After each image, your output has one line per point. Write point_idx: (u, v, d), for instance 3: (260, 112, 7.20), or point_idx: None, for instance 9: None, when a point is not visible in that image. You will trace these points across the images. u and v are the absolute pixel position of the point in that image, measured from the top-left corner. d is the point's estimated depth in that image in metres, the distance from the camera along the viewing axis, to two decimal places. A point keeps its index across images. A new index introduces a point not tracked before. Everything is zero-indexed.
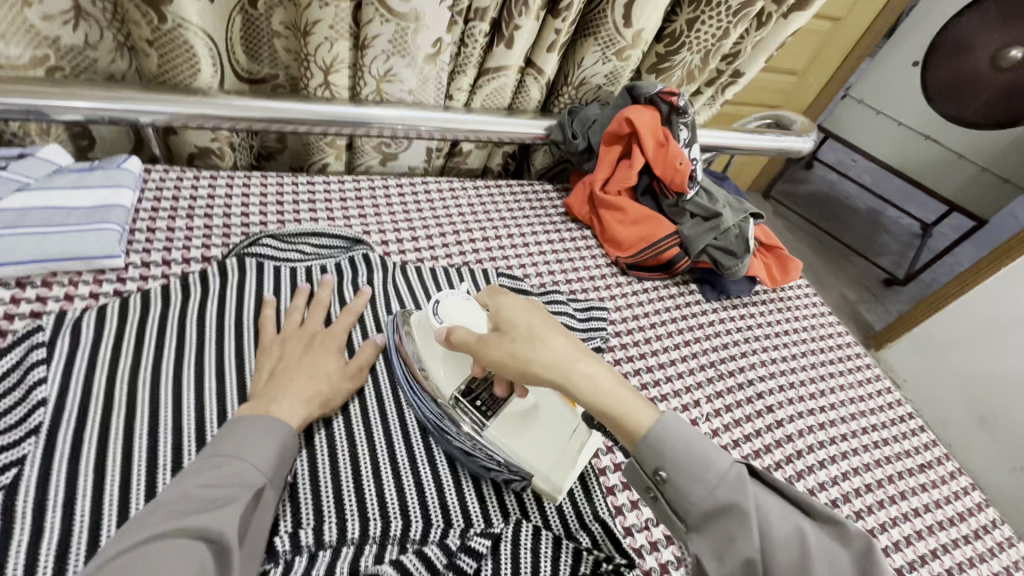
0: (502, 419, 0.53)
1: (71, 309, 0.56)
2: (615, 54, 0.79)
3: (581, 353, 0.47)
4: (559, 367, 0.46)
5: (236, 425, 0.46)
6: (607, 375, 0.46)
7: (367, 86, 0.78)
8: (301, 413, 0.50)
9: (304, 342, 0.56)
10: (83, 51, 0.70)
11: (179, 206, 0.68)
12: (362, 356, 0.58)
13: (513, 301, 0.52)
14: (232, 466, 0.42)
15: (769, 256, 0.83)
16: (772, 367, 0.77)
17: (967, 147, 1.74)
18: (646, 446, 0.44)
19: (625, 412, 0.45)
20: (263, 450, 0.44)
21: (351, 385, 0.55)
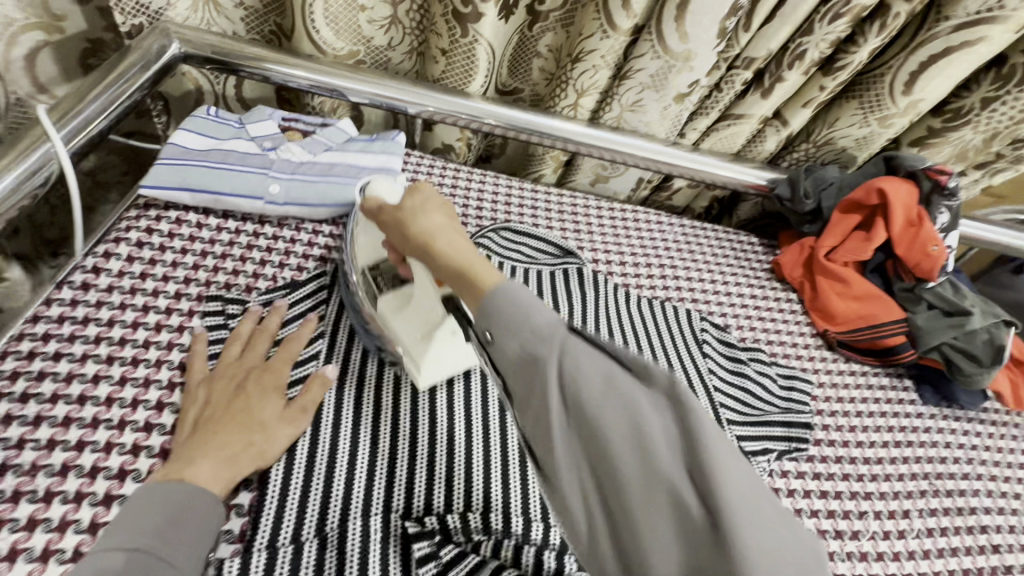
0: (392, 301, 0.53)
1: None
2: (878, 121, 0.74)
3: (455, 232, 0.44)
4: (427, 241, 0.43)
5: (141, 502, 0.41)
6: (468, 251, 0.42)
7: (610, 111, 0.81)
8: (223, 478, 0.44)
9: (236, 382, 0.51)
10: (384, 52, 0.84)
11: (431, 190, 0.78)
12: (308, 395, 0.51)
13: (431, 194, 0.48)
14: (137, 561, 0.38)
15: (1019, 374, 0.71)
16: (999, 500, 0.66)
17: None
18: (483, 307, 0.36)
19: (472, 267, 0.40)
20: (176, 538, 0.40)
21: (293, 431, 0.49)
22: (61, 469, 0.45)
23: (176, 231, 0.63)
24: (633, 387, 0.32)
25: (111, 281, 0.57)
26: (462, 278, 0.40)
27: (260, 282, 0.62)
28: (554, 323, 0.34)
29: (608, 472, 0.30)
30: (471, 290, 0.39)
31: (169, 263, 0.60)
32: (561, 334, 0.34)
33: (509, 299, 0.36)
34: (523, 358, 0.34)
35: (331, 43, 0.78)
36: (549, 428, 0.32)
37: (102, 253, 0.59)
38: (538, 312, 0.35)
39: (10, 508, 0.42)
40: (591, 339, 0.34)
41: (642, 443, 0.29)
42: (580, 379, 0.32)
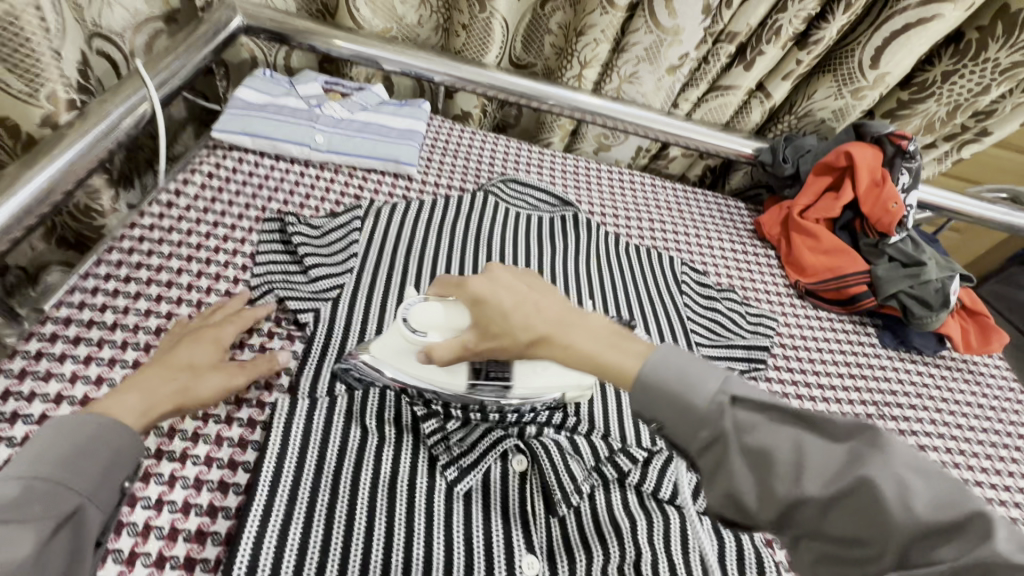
0: (523, 373, 0.53)
1: (377, 199, 0.78)
2: (851, 93, 0.83)
3: (576, 320, 0.45)
4: (549, 330, 0.44)
5: (52, 434, 0.43)
6: (602, 329, 0.44)
7: (610, 83, 0.92)
8: (138, 408, 0.48)
9: (179, 338, 0.56)
10: (414, 29, 0.96)
11: (450, 148, 0.90)
12: (251, 364, 0.56)
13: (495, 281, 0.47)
14: (35, 490, 0.40)
15: (969, 321, 0.80)
16: (942, 427, 0.74)
17: None
18: (640, 387, 0.40)
19: (613, 353, 0.42)
20: (80, 466, 0.42)
21: (239, 381, 0.54)
22: (155, 329, 0.59)
23: (238, 168, 0.76)
24: (820, 444, 0.36)
25: (189, 202, 0.71)
26: (605, 374, 0.42)
27: (304, 210, 0.74)
28: (715, 394, 0.38)
29: (818, 511, 0.34)
30: (623, 364, 0.42)
31: (233, 192, 0.73)
32: (722, 405, 0.38)
33: (665, 363, 0.40)
34: (705, 437, 0.38)
35: (369, 22, 0.91)
36: (736, 487, 0.37)
37: (181, 180, 0.73)
38: (704, 383, 0.39)
39: (121, 352, 0.56)
40: (751, 401, 0.38)
41: (864, 497, 0.33)
42: (766, 447, 0.36)
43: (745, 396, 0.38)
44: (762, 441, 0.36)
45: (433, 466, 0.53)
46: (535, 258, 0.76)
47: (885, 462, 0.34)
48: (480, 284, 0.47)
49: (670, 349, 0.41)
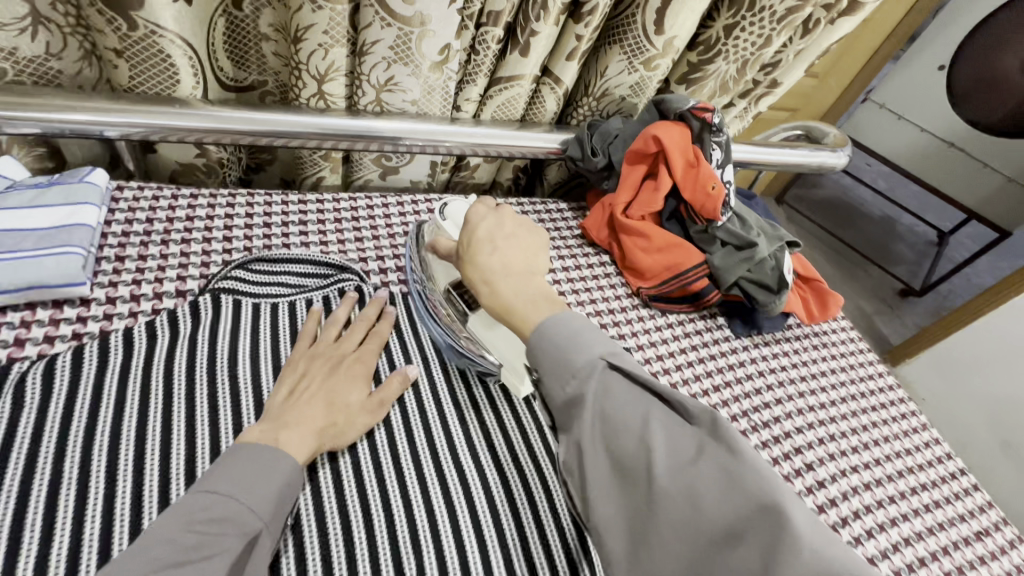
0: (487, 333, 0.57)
1: (22, 358, 0.49)
2: (642, 64, 0.71)
3: (535, 273, 0.49)
4: (494, 269, 0.48)
5: (235, 460, 0.44)
6: (544, 292, 0.47)
7: (365, 96, 0.70)
8: (307, 445, 0.48)
9: (330, 364, 0.55)
10: (45, 63, 0.62)
11: (155, 229, 0.62)
12: (387, 390, 0.56)
13: (488, 211, 0.54)
14: (227, 507, 0.40)
15: (807, 290, 0.75)
16: (810, 416, 0.71)
17: (971, 143, 1.85)
18: (531, 342, 0.43)
19: (546, 300, 0.46)
20: (261, 490, 0.42)
21: (369, 420, 0.54)
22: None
23: None
24: (681, 434, 0.38)
25: None
26: (507, 322, 0.46)
27: None
28: (595, 358, 0.41)
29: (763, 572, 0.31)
30: (531, 319, 0.45)
31: None
32: (704, 447, 0.37)
33: (614, 398, 0.39)
34: (568, 397, 0.41)
35: None
36: (668, 537, 0.35)
37: None
38: (651, 432, 0.37)
39: None
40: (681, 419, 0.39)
41: (771, 525, 0.32)
42: (618, 420, 0.39)
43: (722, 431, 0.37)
44: (605, 419, 0.39)
45: None
46: None
47: (748, 472, 0.34)
48: (477, 214, 0.53)
49: (610, 381, 0.40)
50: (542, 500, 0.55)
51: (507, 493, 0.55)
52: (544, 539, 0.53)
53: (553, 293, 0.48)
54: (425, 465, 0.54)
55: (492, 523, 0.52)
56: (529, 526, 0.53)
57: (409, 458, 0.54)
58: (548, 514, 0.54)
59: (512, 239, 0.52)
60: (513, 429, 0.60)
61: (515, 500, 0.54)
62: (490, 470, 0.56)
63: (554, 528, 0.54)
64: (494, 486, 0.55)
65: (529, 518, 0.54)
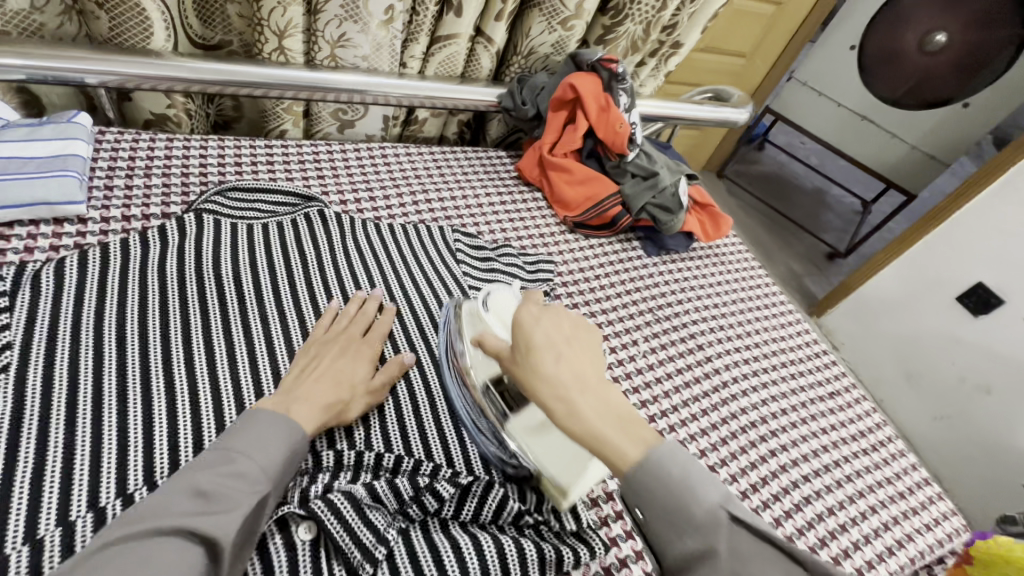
0: (542, 431, 0.53)
1: (32, 260, 0.58)
2: (560, 24, 0.84)
3: (604, 386, 0.44)
4: (563, 381, 0.43)
5: (251, 423, 0.47)
6: (615, 409, 0.43)
7: (321, 52, 0.80)
8: (316, 418, 0.50)
9: (339, 346, 0.58)
10: (29, 15, 0.70)
11: (137, 165, 0.71)
12: (387, 372, 0.59)
13: (539, 308, 0.49)
14: (238, 465, 0.43)
15: (702, 212, 0.90)
16: (704, 312, 0.85)
17: (879, 115, 2.07)
18: (630, 475, 0.41)
19: (628, 421, 0.43)
20: (271, 452, 0.45)
21: (371, 400, 0.56)
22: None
23: None
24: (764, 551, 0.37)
25: None
26: (593, 448, 0.41)
27: None
28: (716, 508, 0.40)
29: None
30: (620, 447, 0.41)
31: None
32: (721, 522, 0.39)
33: (660, 467, 0.41)
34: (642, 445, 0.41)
35: None
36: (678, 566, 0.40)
37: None
38: (689, 471, 0.41)
39: None
40: (750, 527, 0.38)
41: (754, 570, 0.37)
42: (694, 496, 0.40)
43: (745, 518, 0.39)
44: (664, 468, 0.41)
45: None
46: (283, 279, 0.65)
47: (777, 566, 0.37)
48: (527, 311, 0.48)
49: (742, 546, 0.38)
50: None
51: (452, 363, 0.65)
52: None
53: (632, 408, 0.44)
54: (382, 341, 0.64)
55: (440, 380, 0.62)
56: None
57: None
58: None
59: (571, 340, 0.47)
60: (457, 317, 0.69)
61: None
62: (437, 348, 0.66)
63: None
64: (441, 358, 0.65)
65: None
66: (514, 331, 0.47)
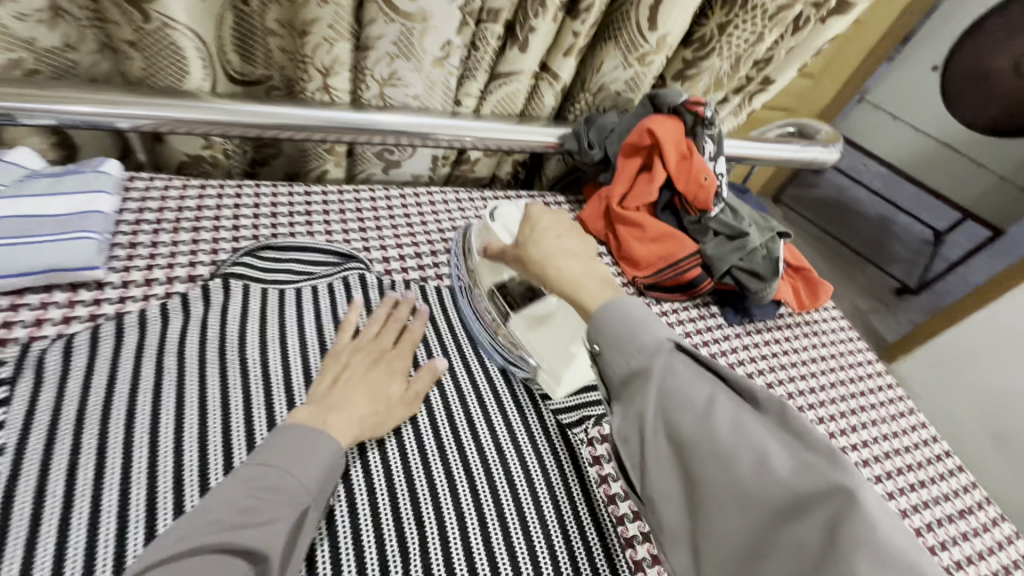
0: (575, 376, 0.63)
1: (41, 338, 0.51)
2: (637, 60, 0.74)
3: (583, 257, 0.56)
4: (545, 256, 0.56)
5: (286, 435, 0.47)
6: (598, 274, 0.53)
7: (369, 90, 0.72)
8: (351, 431, 0.51)
9: (371, 357, 0.58)
10: (63, 54, 0.65)
11: (165, 218, 0.64)
12: (421, 381, 0.59)
13: (543, 211, 0.62)
14: (274, 477, 0.45)
15: (798, 278, 0.78)
16: (799, 400, 0.73)
17: (966, 143, 1.88)
18: (595, 322, 0.47)
19: (600, 284, 0.52)
20: (306, 464, 0.46)
21: (405, 412, 0.56)
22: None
23: None
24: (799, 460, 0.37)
25: None
26: (577, 303, 0.50)
27: None
28: (708, 398, 0.41)
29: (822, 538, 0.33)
30: (593, 295, 0.50)
31: None
32: (719, 401, 0.41)
33: (619, 313, 0.46)
34: (630, 370, 0.44)
35: None
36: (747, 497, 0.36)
37: None
38: (712, 411, 0.40)
39: None
40: (736, 385, 0.42)
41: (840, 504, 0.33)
42: (682, 390, 0.41)
43: (726, 378, 0.42)
44: (665, 383, 0.42)
45: None
46: (314, 360, 0.57)
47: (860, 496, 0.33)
48: (536, 210, 0.62)
49: (675, 359, 0.43)
50: (540, 484, 0.57)
51: (506, 475, 0.57)
52: (541, 515, 0.55)
53: (611, 278, 0.53)
54: (428, 446, 0.56)
55: (490, 497, 0.55)
56: (530, 509, 0.55)
57: (415, 448, 0.56)
58: (549, 503, 0.56)
59: (568, 234, 0.59)
60: (515, 413, 0.61)
61: (514, 485, 0.56)
62: (490, 455, 0.57)
63: (553, 512, 0.56)
64: (494, 468, 0.57)
65: (529, 500, 0.56)
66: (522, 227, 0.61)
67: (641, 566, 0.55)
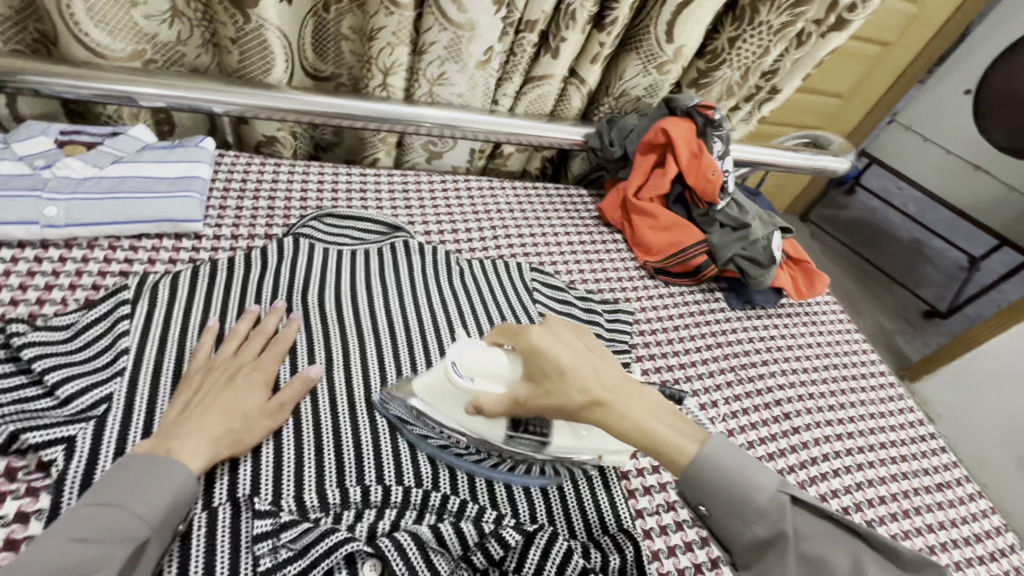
0: (564, 430, 0.55)
1: (153, 271, 0.63)
2: (656, 68, 0.83)
3: (644, 393, 0.50)
4: (638, 430, 0.47)
5: (117, 473, 0.43)
6: (663, 409, 0.49)
7: (421, 88, 0.84)
8: (204, 454, 0.46)
9: (228, 373, 0.53)
10: (174, 47, 0.80)
11: (247, 187, 0.76)
12: (287, 393, 0.53)
13: (548, 332, 0.51)
14: (109, 516, 0.40)
15: (797, 269, 0.85)
16: (791, 376, 0.79)
17: (997, 166, 1.87)
18: (693, 483, 0.46)
19: (694, 446, 0.47)
20: (149, 498, 0.42)
21: (272, 422, 0.51)
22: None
23: None
24: (881, 563, 0.43)
25: None
26: (674, 466, 0.47)
27: (47, 307, 0.58)
28: (777, 494, 0.45)
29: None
30: (675, 446, 0.47)
31: None
32: (783, 504, 0.45)
33: (717, 457, 0.46)
34: (756, 539, 0.45)
35: (108, 45, 0.73)
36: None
37: None
38: (784, 520, 0.44)
39: None
40: (809, 505, 0.45)
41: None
42: (755, 508, 0.45)
43: (803, 498, 0.46)
44: (787, 536, 0.44)
45: None
46: (362, 301, 0.66)
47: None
48: (541, 338, 0.50)
49: (797, 519, 0.45)
50: None
51: None
52: None
53: (669, 404, 0.51)
54: None
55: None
56: None
57: None
58: None
59: (591, 355, 0.51)
60: None
61: None
62: None
63: None
64: None
65: None
66: (529, 363, 0.50)
67: (634, 494, 0.60)
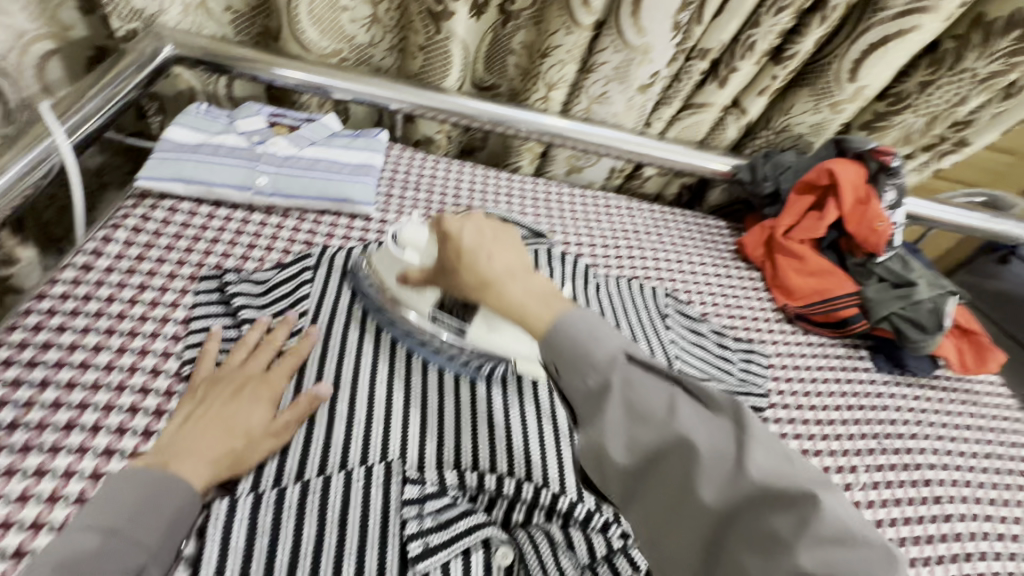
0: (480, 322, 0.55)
1: (331, 245, 0.71)
2: (829, 106, 0.79)
3: (517, 255, 0.48)
4: (493, 277, 0.46)
5: (114, 488, 0.44)
6: (546, 290, 0.45)
7: (579, 104, 0.86)
8: (203, 472, 0.47)
9: (233, 387, 0.53)
10: (366, 50, 0.88)
11: (410, 180, 0.83)
12: (295, 409, 0.53)
13: (465, 221, 0.50)
14: (108, 543, 0.41)
15: (964, 340, 0.77)
16: (946, 458, 0.71)
17: None
18: (550, 341, 0.41)
19: (532, 317, 0.43)
20: (149, 523, 0.43)
21: (274, 443, 0.51)
22: (38, 423, 0.50)
23: (170, 219, 0.68)
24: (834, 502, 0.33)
25: (110, 263, 0.62)
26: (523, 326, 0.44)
27: (248, 263, 0.67)
28: (720, 438, 0.35)
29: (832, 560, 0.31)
30: (542, 315, 0.43)
31: (164, 247, 0.65)
32: (727, 440, 0.35)
33: (659, 394, 0.37)
34: (665, 455, 0.36)
35: (318, 43, 0.84)
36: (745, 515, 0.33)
37: (101, 238, 0.64)
38: (723, 449, 0.35)
39: (90, 438, 0.50)
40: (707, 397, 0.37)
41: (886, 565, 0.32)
42: (708, 441, 0.35)
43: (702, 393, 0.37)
44: (661, 424, 0.36)
45: (404, 567, 0.46)
46: None
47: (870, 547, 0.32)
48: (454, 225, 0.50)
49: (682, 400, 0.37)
50: None
51: None
52: None
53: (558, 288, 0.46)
54: None
55: None
56: None
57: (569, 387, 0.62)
58: None
59: (501, 249, 0.49)
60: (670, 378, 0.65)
61: None
62: None
63: None
64: None
65: None
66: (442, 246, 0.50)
67: None
